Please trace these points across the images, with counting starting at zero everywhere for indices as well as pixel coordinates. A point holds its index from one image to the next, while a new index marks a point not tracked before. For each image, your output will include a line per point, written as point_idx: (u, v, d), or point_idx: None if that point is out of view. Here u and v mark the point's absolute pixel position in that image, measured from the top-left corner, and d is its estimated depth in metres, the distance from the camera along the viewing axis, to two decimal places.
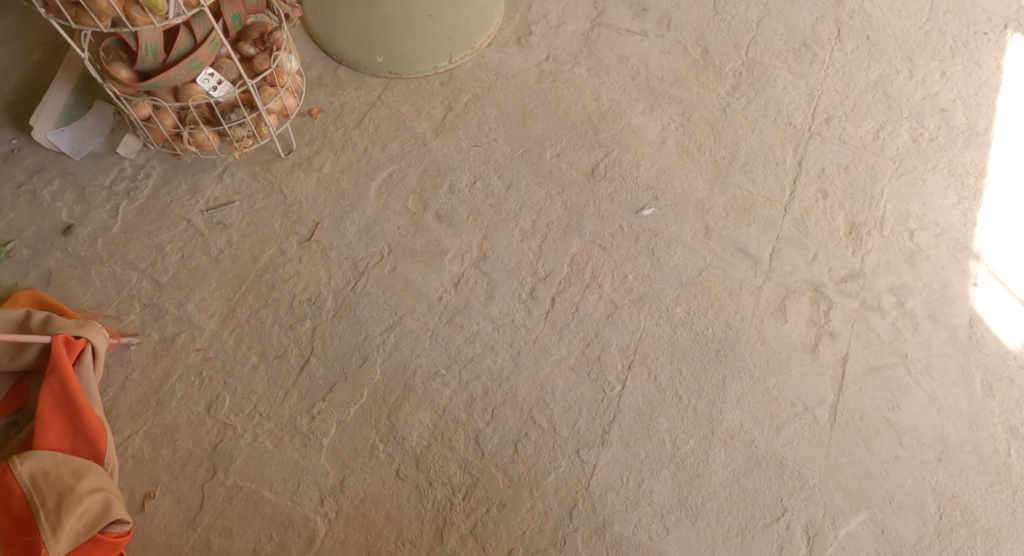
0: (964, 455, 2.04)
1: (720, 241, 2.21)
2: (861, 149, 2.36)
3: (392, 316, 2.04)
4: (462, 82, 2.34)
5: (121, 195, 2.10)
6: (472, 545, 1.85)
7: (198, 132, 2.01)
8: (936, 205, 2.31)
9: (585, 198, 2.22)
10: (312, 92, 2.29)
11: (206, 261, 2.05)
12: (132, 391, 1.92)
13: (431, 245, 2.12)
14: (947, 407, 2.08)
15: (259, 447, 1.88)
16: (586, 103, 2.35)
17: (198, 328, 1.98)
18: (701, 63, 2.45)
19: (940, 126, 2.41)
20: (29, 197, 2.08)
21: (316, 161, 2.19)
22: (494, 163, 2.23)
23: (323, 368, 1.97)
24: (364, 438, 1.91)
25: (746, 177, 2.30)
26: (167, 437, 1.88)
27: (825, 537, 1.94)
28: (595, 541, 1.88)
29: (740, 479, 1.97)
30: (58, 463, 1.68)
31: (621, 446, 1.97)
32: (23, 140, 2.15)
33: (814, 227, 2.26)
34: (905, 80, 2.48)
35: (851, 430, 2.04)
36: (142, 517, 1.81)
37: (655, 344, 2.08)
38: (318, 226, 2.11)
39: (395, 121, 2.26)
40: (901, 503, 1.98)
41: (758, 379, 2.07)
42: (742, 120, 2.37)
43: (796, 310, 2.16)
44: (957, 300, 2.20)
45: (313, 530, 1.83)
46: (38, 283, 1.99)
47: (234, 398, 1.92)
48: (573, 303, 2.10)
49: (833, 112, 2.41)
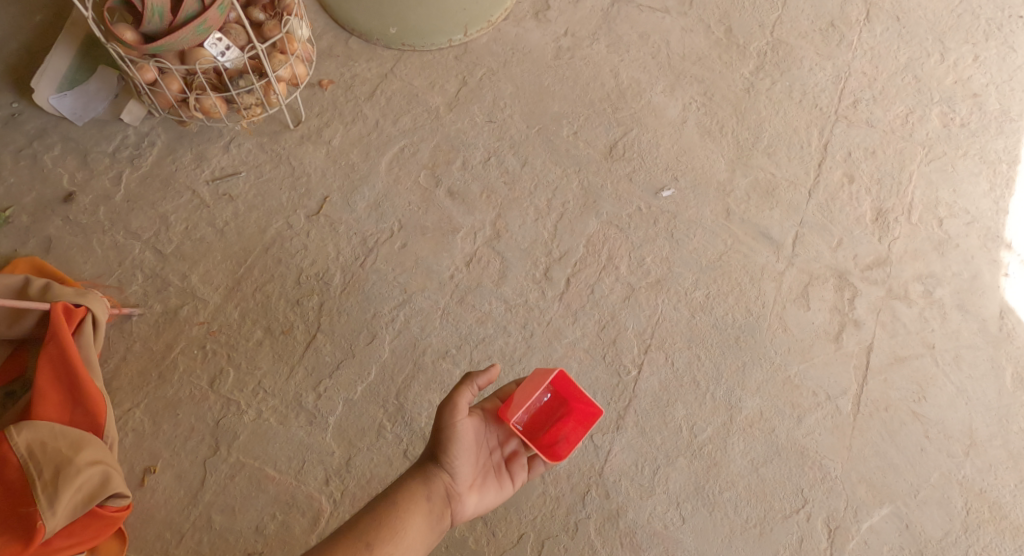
0: (993, 449, 1.96)
1: (741, 225, 2.14)
2: (889, 134, 2.28)
3: (402, 293, 1.98)
4: (477, 56, 2.27)
5: (124, 163, 2.06)
6: (481, 530, 1.84)
7: (205, 98, 1.97)
8: (967, 192, 2.22)
9: (603, 177, 2.16)
10: (322, 62, 2.23)
11: (211, 233, 2.01)
12: (133, 362, 1.88)
13: (443, 222, 2.07)
14: (976, 400, 2.00)
15: (263, 424, 1.84)
16: (604, 80, 2.28)
17: (202, 300, 1.94)
18: (725, 42, 2.38)
19: (971, 111, 2.32)
20: (29, 162, 2.05)
21: (325, 133, 2.14)
22: (509, 140, 2.18)
23: (329, 345, 1.92)
24: (371, 417, 1.86)
25: (770, 160, 2.22)
26: (169, 410, 1.84)
27: (846, 530, 1.88)
28: (608, 529, 1.85)
29: (759, 468, 1.91)
30: (56, 434, 1.63)
31: (636, 432, 1.93)
32: (24, 104, 2.11)
33: (839, 212, 2.18)
34: (936, 63, 2.38)
35: (875, 421, 1.97)
36: (141, 492, 1.77)
37: (673, 329, 2.02)
38: (327, 200, 2.06)
39: (407, 94, 2.21)
40: (926, 497, 1.91)
41: (779, 366, 2.00)
42: (766, 102, 2.30)
43: (819, 297, 2.08)
44: (987, 290, 2.11)
45: (318, 510, 1.78)
46: (38, 250, 1.96)
47: (238, 373, 1.88)
48: (588, 285, 2.04)
49: (860, 95, 2.33)
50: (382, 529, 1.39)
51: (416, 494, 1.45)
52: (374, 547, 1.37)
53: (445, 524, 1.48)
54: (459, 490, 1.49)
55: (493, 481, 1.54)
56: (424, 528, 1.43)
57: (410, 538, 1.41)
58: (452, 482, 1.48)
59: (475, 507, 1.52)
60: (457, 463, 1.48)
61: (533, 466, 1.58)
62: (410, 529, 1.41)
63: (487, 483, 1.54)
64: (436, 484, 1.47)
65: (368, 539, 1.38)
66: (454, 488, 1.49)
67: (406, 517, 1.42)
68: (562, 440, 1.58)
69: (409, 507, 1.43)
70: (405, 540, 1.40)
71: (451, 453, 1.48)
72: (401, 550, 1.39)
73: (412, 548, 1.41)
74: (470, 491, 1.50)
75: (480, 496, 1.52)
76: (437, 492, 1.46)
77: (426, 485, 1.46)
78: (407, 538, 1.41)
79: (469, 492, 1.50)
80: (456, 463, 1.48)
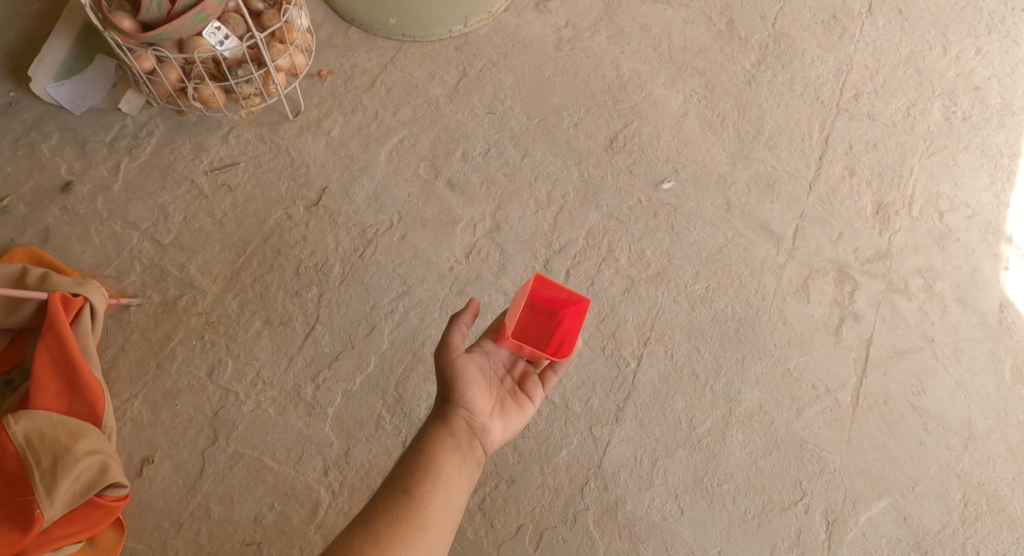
0: (992, 442, 1.96)
1: (742, 218, 2.14)
2: (891, 127, 2.28)
3: (401, 284, 1.98)
4: (477, 47, 2.27)
5: (122, 153, 2.06)
6: (480, 521, 1.84)
7: (204, 87, 1.96)
8: (968, 185, 2.22)
9: (603, 169, 2.16)
10: (322, 53, 2.22)
11: (209, 223, 2.00)
12: (131, 352, 1.88)
13: (442, 214, 2.06)
14: (975, 394, 2.00)
15: (262, 415, 1.84)
16: (605, 72, 2.27)
17: (201, 291, 1.94)
18: (726, 34, 2.37)
19: (973, 105, 2.31)
20: (27, 151, 2.05)
21: (325, 124, 2.13)
22: (509, 132, 2.17)
23: (328, 336, 1.92)
24: (370, 408, 1.86)
25: (771, 153, 2.22)
26: (167, 401, 1.84)
27: (845, 523, 1.88)
28: (607, 520, 1.86)
29: (758, 461, 1.92)
30: (54, 423, 1.63)
31: (635, 424, 1.93)
32: (21, 93, 2.10)
33: (839, 205, 2.18)
34: (938, 56, 2.38)
35: (874, 415, 1.97)
36: (140, 482, 1.78)
37: (673, 321, 2.02)
38: (327, 191, 2.06)
39: (407, 85, 2.20)
40: (925, 490, 1.91)
41: (778, 359, 2.00)
42: (767, 94, 2.29)
43: (819, 290, 2.08)
44: (987, 284, 2.11)
45: (317, 500, 1.78)
46: (36, 240, 1.96)
47: (236, 363, 1.88)
48: (588, 277, 2.04)
49: (862, 88, 2.32)
50: (417, 476, 1.34)
51: (441, 437, 1.40)
52: (414, 493, 1.32)
53: (478, 457, 1.43)
54: (482, 420, 1.44)
55: (513, 404, 1.50)
56: (458, 465, 1.38)
57: (448, 477, 1.36)
58: (472, 414, 1.44)
59: (502, 435, 1.48)
60: (472, 395, 1.44)
61: (547, 378, 1.54)
62: (444, 469, 1.36)
63: (507, 407, 1.49)
64: (456, 421, 1.42)
65: (406, 488, 1.33)
66: (476, 421, 1.44)
67: (436, 459, 1.37)
68: (564, 339, 1.59)
69: (438, 450, 1.38)
70: (444, 479, 1.35)
71: (463, 387, 1.43)
72: (440, 489, 1.34)
73: (451, 483, 1.36)
74: (493, 419, 1.46)
75: (505, 421, 1.48)
76: (460, 428, 1.42)
77: (448, 426, 1.41)
78: (445, 478, 1.36)
79: (492, 420, 1.46)
80: (471, 394, 1.44)
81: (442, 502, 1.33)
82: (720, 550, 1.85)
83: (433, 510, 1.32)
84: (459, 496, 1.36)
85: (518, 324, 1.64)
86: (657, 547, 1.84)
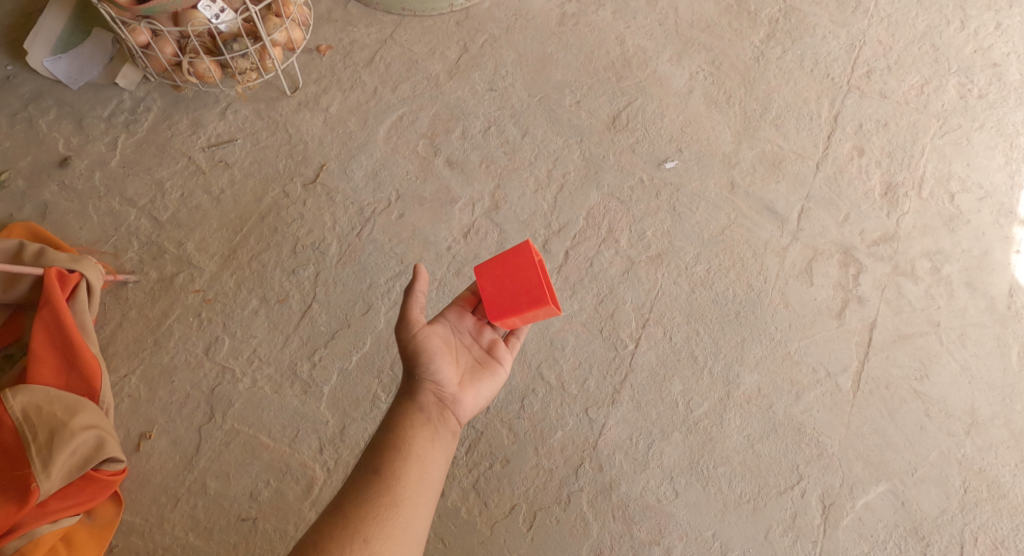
0: (995, 428, 1.94)
1: (745, 199, 2.10)
2: (903, 105, 2.22)
3: (398, 264, 1.97)
4: (478, 21, 2.23)
5: (120, 128, 2.05)
6: (474, 500, 1.86)
7: (198, 62, 1.94)
8: (981, 165, 2.16)
9: (605, 148, 2.12)
10: (320, 27, 2.20)
11: (207, 200, 2.00)
12: (129, 329, 1.89)
13: (441, 192, 2.05)
14: (980, 379, 1.98)
15: (258, 392, 1.85)
16: (609, 47, 2.23)
17: (198, 268, 1.94)
18: (735, 9, 2.31)
19: (990, 82, 2.25)
20: (24, 125, 2.05)
21: (323, 100, 2.11)
22: (510, 109, 2.14)
23: (324, 315, 1.92)
24: (366, 388, 1.86)
25: (778, 132, 2.18)
26: (165, 377, 1.86)
27: (841, 507, 1.87)
28: (601, 501, 1.86)
29: (755, 444, 1.91)
30: (51, 398, 1.65)
31: (631, 406, 1.93)
32: (18, 67, 2.10)
33: (846, 186, 2.13)
34: (955, 32, 2.31)
35: (875, 399, 1.95)
36: (137, 457, 1.80)
37: (673, 303, 2.01)
38: (324, 168, 2.05)
39: (407, 61, 2.17)
40: (924, 476, 1.90)
41: (779, 342, 1.98)
42: (776, 71, 2.24)
43: (822, 273, 2.05)
44: (997, 267, 2.07)
45: (312, 478, 1.80)
46: (34, 215, 1.97)
47: (233, 341, 1.89)
48: (587, 258, 2.03)
49: (874, 65, 2.26)
50: (387, 455, 1.34)
51: (410, 412, 1.40)
52: (384, 472, 1.32)
53: (451, 427, 1.43)
54: (450, 391, 1.45)
55: (483, 371, 1.50)
56: (429, 437, 1.38)
57: (420, 451, 1.36)
58: (439, 387, 1.44)
59: (475, 403, 1.48)
60: (436, 367, 1.44)
61: (511, 343, 1.57)
62: (415, 443, 1.36)
63: (477, 375, 1.49)
64: (424, 396, 1.42)
65: (376, 468, 1.32)
66: (445, 392, 1.44)
67: (406, 435, 1.37)
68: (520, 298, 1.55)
69: (407, 426, 1.38)
70: (416, 453, 1.35)
71: (426, 361, 1.44)
72: (412, 463, 1.34)
73: (423, 457, 1.36)
74: (463, 389, 1.46)
75: (476, 389, 1.47)
76: (428, 402, 1.42)
77: (413, 403, 1.41)
78: (417, 452, 1.36)
79: (462, 390, 1.46)
80: (435, 366, 1.44)
81: (415, 476, 1.33)
82: (714, 533, 1.85)
83: (405, 485, 1.31)
84: (434, 469, 1.36)
85: (505, 288, 1.51)
86: (651, 529, 1.85)
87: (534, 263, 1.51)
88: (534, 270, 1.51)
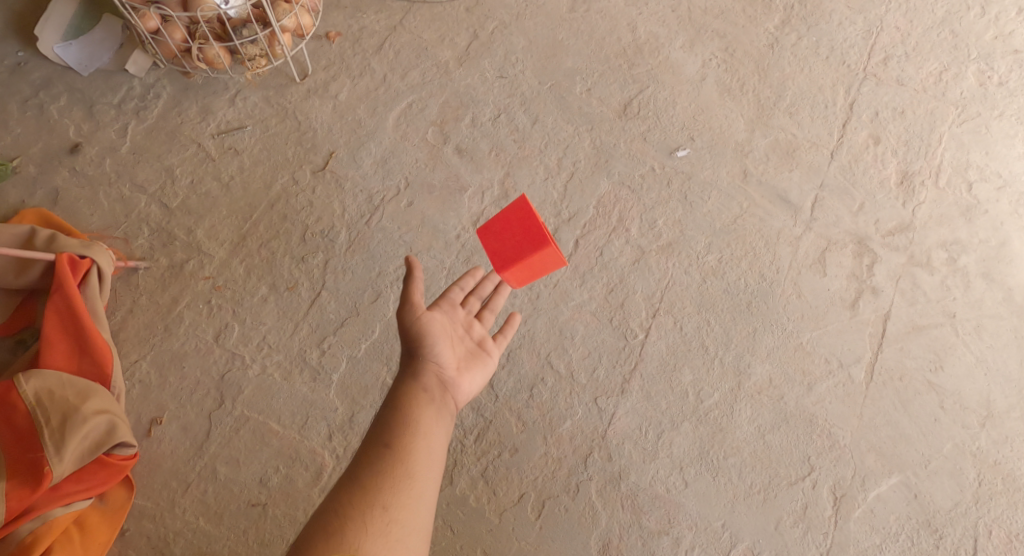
0: (1011, 421, 1.91)
1: (758, 187, 2.08)
2: (920, 93, 2.18)
3: (407, 252, 1.97)
4: (488, 8, 2.21)
5: (130, 115, 2.06)
6: (482, 489, 1.86)
7: (208, 48, 1.96)
8: (1000, 154, 2.13)
9: (616, 136, 2.11)
10: (329, 13, 2.19)
11: (216, 187, 2.01)
12: (139, 315, 1.91)
13: (451, 180, 2.04)
14: (996, 371, 1.95)
15: (267, 379, 1.86)
16: (621, 35, 2.21)
17: (208, 255, 1.95)
18: None
19: (1011, 69, 2.21)
20: (35, 112, 2.06)
21: (332, 87, 2.11)
22: (520, 96, 2.13)
23: (333, 303, 1.92)
24: (374, 375, 1.87)
25: (792, 120, 2.15)
26: (175, 363, 1.87)
27: (853, 499, 1.86)
28: (610, 490, 1.86)
29: (765, 435, 1.89)
30: (63, 383, 1.67)
31: (641, 396, 1.92)
32: (29, 53, 2.11)
33: (861, 174, 2.10)
34: (976, 18, 2.26)
35: (888, 391, 1.93)
36: (148, 442, 1.81)
37: (684, 293, 1.99)
38: (334, 156, 2.05)
39: (417, 47, 2.16)
40: (938, 468, 1.88)
41: (791, 333, 1.97)
42: (791, 58, 2.21)
43: (836, 263, 2.03)
44: (1015, 258, 2.04)
45: (321, 464, 1.81)
46: (45, 201, 1.98)
47: (243, 327, 1.90)
48: (597, 247, 2.02)
49: (891, 51, 2.23)
50: (397, 428, 1.34)
51: (419, 386, 1.40)
52: (395, 445, 1.32)
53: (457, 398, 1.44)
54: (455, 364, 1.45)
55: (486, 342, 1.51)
56: (438, 409, 1.39)
57: (430, 422, 1.37)
58: (445, 360, 1.44)
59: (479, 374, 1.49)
60: (442, 342, 1.44)
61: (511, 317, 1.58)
62: (426, 414, 1.37)
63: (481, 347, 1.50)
64: (430, 370, 1.43)
65: (386, 441, 1.32)
66: (451, 366, 1.45)
67: (416, 407, 1.37)
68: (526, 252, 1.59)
69: (416, 400, 1.38)
70: (426, 425, 1.36)
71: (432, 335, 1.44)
72: (422, 436, 1.35)
73: (433, 428, 1.36)
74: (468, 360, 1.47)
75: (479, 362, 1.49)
76: (435, 375, 1.42)
77: (421, 376, 1.42)
78: (427, 424, 1.36)
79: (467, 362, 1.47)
80: (442, 340, 1.44)
81: (426, 447, 1.34)
82: (724, 523, 1.84)
83: (418, 456, 1.32)
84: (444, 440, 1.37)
85: (506, 241, 1.55)
86: (660, 519, 1.84)
87: (532, 213, 1.53)
88: (532, 220, 1.53)
